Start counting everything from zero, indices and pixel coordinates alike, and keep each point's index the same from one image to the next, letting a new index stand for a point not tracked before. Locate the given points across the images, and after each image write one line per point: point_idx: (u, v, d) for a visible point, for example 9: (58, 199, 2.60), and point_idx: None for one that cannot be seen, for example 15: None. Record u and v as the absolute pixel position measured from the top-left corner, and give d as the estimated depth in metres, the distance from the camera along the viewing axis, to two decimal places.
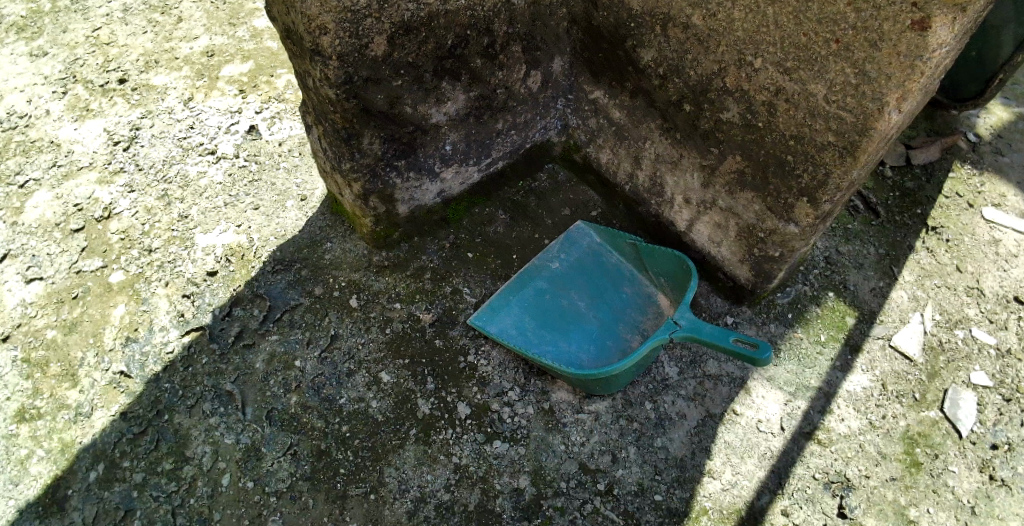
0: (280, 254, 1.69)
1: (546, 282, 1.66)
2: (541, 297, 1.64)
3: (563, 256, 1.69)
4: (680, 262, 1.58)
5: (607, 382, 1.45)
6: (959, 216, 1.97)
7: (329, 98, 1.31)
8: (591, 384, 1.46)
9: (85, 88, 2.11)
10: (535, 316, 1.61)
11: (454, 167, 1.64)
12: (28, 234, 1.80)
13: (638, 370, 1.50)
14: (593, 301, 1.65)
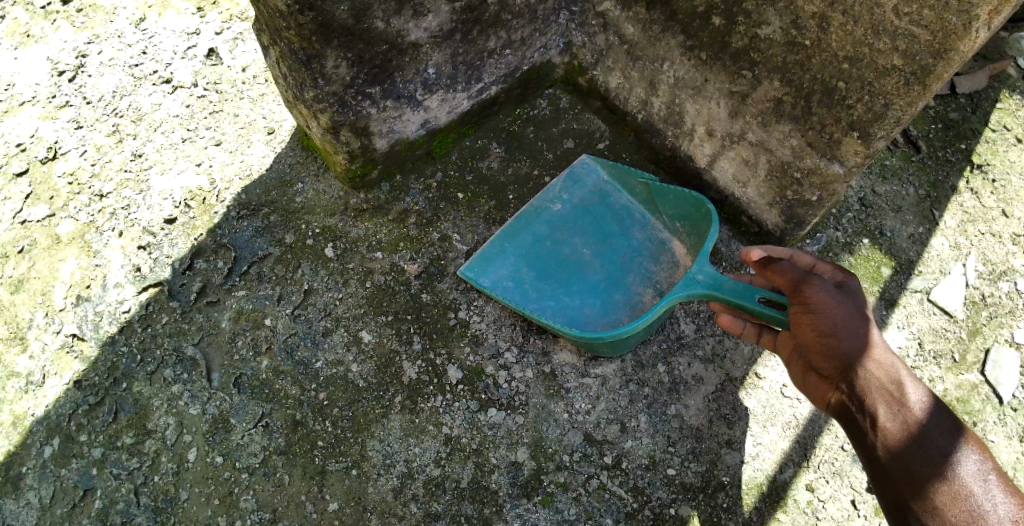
0: (246, 197, 1.50)
1: (545, 227, 1.46)
2: (540, 244, 1.45)
3: (565, 196, 1.49)
4: (700, 205, 1.38)
5: (616, 344, 1.29)
6: (1008, 152, 1.77)
7: (279, 10, 1.09)
8: (596, 346, 1.30)
9: (25, 10, 1.87)
10: (533, 266, 1.42)
11: (440, 95, 1.42)
12: None
13: (649, 328, 1.32)
14: (598, 247, 1.46)
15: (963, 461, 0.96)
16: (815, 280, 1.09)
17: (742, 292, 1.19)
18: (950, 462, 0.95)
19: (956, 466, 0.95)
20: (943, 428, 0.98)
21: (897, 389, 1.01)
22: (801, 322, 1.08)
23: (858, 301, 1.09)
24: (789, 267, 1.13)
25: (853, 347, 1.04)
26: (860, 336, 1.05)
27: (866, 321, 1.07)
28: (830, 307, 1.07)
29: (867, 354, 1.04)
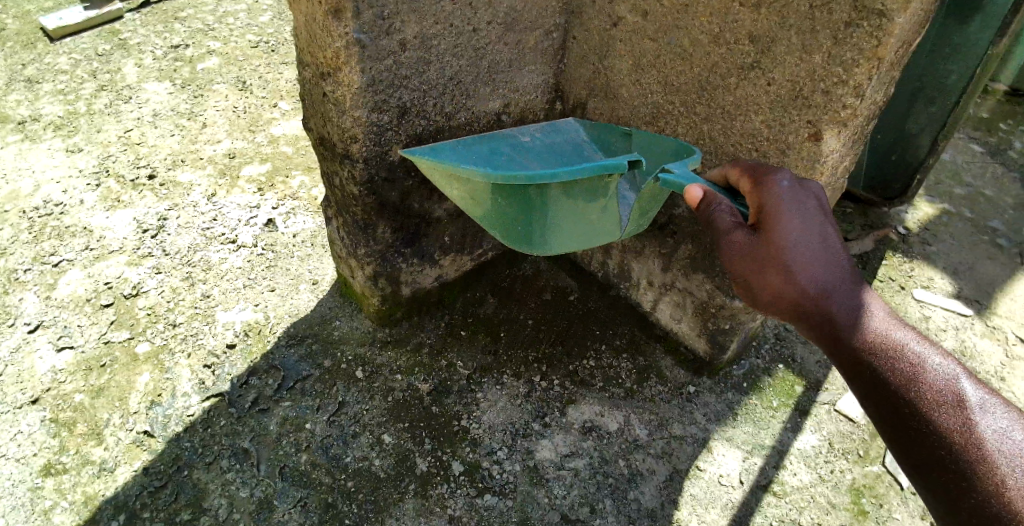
0: (294, 330, 1.91)
1: (509, 147, 1.64)
2: (498, 154, 1.60)
3: (537, 137, 1.71)
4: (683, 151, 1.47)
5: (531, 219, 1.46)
6: (893, 297, 2.27)
7: (353, 193, 1.56)
8: (513, 212, 1.46)
9: (117, 181, 2.46)
10: (481, 160, 1.54)
11: (452, 256, 1.89)
12: (61, 308, 2.02)
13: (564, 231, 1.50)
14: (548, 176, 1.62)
15: (938, 389, 0.95)
16: (735, 235, 1.16)
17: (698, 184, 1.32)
18: (922, 397, 0.96)
19: (931, 399, 0.95)
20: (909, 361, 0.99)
21: (860, 326, 1.02)
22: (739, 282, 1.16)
23: (798, 229, 1.12)
24: (715, 214, 1.22)
25: (795, 293, 1.08)
26: (800, 278, 1.08)
27: (811, 254, 1.09)
28: (754, 259, 1.13)
29: (814, 295, 1.06)
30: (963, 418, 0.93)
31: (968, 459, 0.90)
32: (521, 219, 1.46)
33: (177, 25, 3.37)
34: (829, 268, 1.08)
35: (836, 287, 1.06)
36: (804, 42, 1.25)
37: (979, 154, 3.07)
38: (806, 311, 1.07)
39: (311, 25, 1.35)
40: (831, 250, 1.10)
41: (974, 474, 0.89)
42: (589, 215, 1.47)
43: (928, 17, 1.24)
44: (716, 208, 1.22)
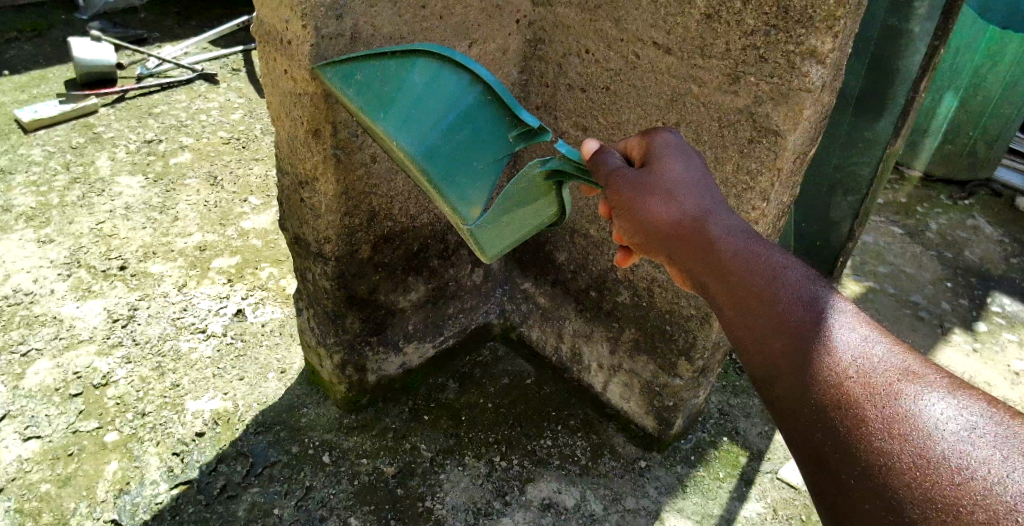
0: (263, 418, 1.98)
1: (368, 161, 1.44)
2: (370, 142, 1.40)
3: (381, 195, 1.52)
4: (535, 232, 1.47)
5: (420, 109, 1.28)
6: None
7: (325, 287, 1.69)
8: (405, 93, 1.28)
9: (88, 272, 2.54)
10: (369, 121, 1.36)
11: (415, 344, 2.01)
12: (28, 397, 2.06)
13: (432, 147, 1.29)
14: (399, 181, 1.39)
15: (794, 292, 0.88)
16: (613, 172, 1.15)
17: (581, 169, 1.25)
18: (779, 298, 0.89)
19: (787, 299, 0.88)
20: (771, 269, 0.92)
21: (724, 241, 0.99)
22: (620, 219, 1.14)
23: (676, 167, 1.12)
24: (597, 162, 1.18)
25: (666, 221, 1.07)
26: (670, 204, 1.07)
27: (683, 185, 1.09)
28: (630, 188, 1.11)
29: (683, 219, 1.05)
30: (823, 316, 0.83)
31: (820, 355, 0.80)
32: (409, 99, 1.28)
33: (151, 120, 3.53)
34: (700, 200, 1.07)
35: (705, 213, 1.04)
36: (716, 154, 1.46)
37: (899, 235, 3.36)
38: (677, 238, 1.05)
39: (292, 141, 1.50)
40: (704, 183, 1.09)
41: (823, 368, 0.79)
42: (467, 153, 1.31)
43: (817, 133, 1.46)
44: (604, 157, 1.18)
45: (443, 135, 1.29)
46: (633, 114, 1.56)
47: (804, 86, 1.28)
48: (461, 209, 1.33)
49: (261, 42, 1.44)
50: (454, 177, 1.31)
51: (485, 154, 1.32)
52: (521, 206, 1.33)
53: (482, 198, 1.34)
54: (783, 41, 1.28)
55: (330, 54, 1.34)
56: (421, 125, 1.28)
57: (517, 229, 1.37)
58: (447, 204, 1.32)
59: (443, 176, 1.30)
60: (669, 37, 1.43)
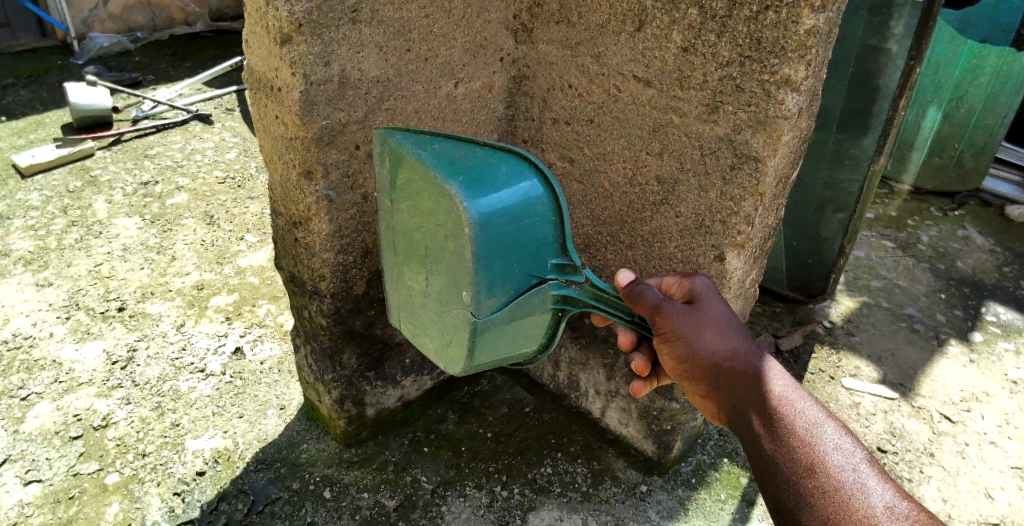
0: (263, 455, 1.99)
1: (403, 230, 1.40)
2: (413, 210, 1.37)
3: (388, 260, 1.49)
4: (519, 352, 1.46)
5: (495, 191, 1.29)
6: (824, 386, 2.48)
7: (321, 324, 1.71)
8: (488, 175, 1.30)
9: (87, 314, 2.56)
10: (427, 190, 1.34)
11: (413, 376, 2.03)
12: (28, 441, 2.06)
13: (489, 227, 1.27)
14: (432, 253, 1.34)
15: (832, 447, 1.08)
16: (666, 305, 1.28)
17: (594, 301, 1.36)
18: (818, 451, 1.08)
19: (825, 454, 1.07)
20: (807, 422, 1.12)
21: (768, 391, 1.18)
22: (668, 348, 1.28)
23: (719, 311, 1.30)
24: (644, 291, 1.30)
25: (715, 361, 1.24)
26: (708, 345, 1.25)
27: (719, 329, 1.27)
28: (685, 325, 1.26)
29: (728, 362, 1.23)
30: (848, 471, 1.05)
31: (851, 505, 1.01)
32: (489, 179, 1.29)
33: (147, 162, 3.58)
34: (732, 344, 1.25)
35: (746, 360, 1.23)
36: (700, 182, 1.49)
37: (890, 249, 3.38)
38: (722, 377, 1.23)
39: (284, 183, 1.53)
40: (742, 330, 1.28)
41: (858, 520, 0.99)
42: (515, 249, 1.30)
43: (797, 157, 1.50)
44: (651, 289, 1.31)
45: (505, 221, 1.28)
46: (617, 145, 1.60)
47: (779, 113, 1.32)
48: (481, 293, 1.29)
49: (253, 89, 1.47)
50: (493, 261, 1.28)
51: (525, 260, 1.32)
52: (524, 320, 1.36)
53: (501, 292, 1.31)
54: (758, 71, 1.32)
55: (318, 99, 1.37)
56: (491, 204, 1.27)
57: (508, 341, 1.37)
58: (474, 282, 1.28)
59: (487, 256, 1.27)
60: (648, 70, 1.47)
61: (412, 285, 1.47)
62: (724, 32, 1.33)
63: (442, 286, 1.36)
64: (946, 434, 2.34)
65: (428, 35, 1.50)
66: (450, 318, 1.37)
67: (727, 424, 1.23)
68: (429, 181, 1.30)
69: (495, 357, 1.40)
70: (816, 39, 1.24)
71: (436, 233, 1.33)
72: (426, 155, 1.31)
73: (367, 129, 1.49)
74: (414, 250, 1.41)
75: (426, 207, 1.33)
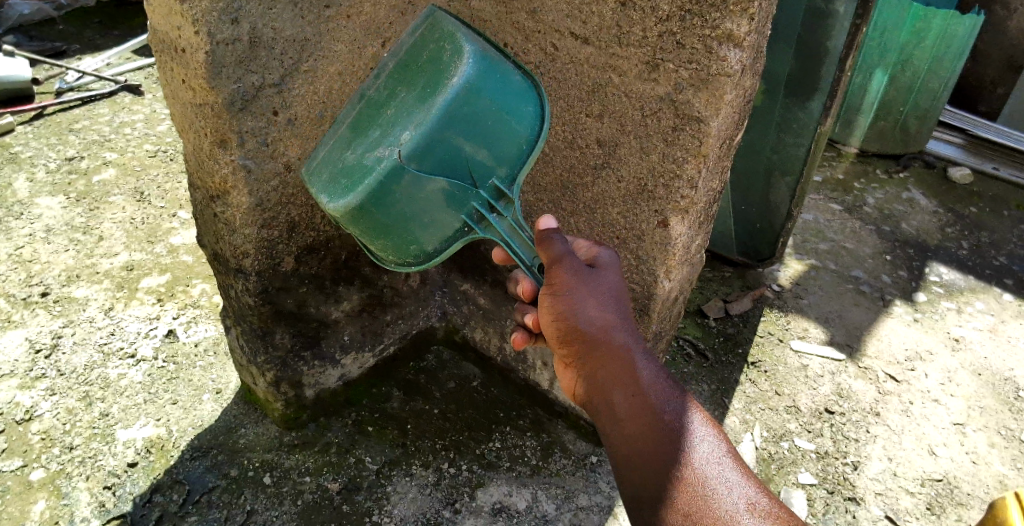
0: (198, 442, 1.89)
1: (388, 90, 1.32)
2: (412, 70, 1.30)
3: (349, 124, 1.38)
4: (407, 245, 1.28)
5: (501, 82, 1.22)
6: (773, 350, 2.49)
7: (249, 304, 1.61)
8: (505, 71, 1.24)
9: (7, 301, 2.40)
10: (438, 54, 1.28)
11: (353, 354, 1.96)
12: None
13: (475, 99, 1.18)
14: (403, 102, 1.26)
15: (696, 441, 1.04)
16: (566, 259, 1.17)
17: (507, 235, 1.24)
18: (681, 444, 1.04)
19: (688, 447, 1.04)
20: (674, 413, 1.08)
21: (635, 377, 1.11)
22: (549, 306, 1.18)
23: (613, 281, 1.19)
24: (552, 239, 1.21)
25: (591, 334, 1.15)
26: (588, 314, 1.15)
27: (604, 298, 1.16)
28: (575, 285, 1.16)
29: (603, 336, 1.14)
30: (709, 467, 1.01)
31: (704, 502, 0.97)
32: (505, 70, 1.22)
33: (71, 136, 3.36)
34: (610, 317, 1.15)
35: (625, 338, 1.14)
36: (642, 144, 1.43)
37: (838, 211, 3.41)
38: (598, 350, 1.14)
39: (198, 153, 1.42)
40: (626, 303, 1.18)
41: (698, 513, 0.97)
42: (477, 136, 1.20)
43: (741, 117, 1.45)
44: (560, 240, 1.20)
45: (490, 106, 1.20)
46: (555, 107, 1.53)
47: (722, 70, 1.27)
48: (421, 138, 1.17)
49: (156, 51, 1.35)
50: (455, 124, 1.18)
51: (475, 153, 1.21)
52: (432, 205, 1.22)
53: (437, 157, 1.19)
54: (699, 26, 1.26)
55: (227, 60, 1.27)
56: (491, 84, 1.19)
57: (403, 213, 1.22)
58: (425, 123, 1.17)
59: (453, 112, 1.17)
60: (586, 27, 1.39)
61: (348, 133, 1.35)
62: None
63: (385, 129, 1.25)
64: (891, 393, 2.37)
65: None
66: (368, 156, 1.24)
67: (588, 397, 1.16)
68: (448, 38, 1.24)
69: (379, 218, 1.23)
70: None
71: (419, 86, 1.25)
72: (461, 21, 1.25)
73: (284, 93, 1.38)
74: (381, 102, 1.32)
75: (429, 62, 1.27)
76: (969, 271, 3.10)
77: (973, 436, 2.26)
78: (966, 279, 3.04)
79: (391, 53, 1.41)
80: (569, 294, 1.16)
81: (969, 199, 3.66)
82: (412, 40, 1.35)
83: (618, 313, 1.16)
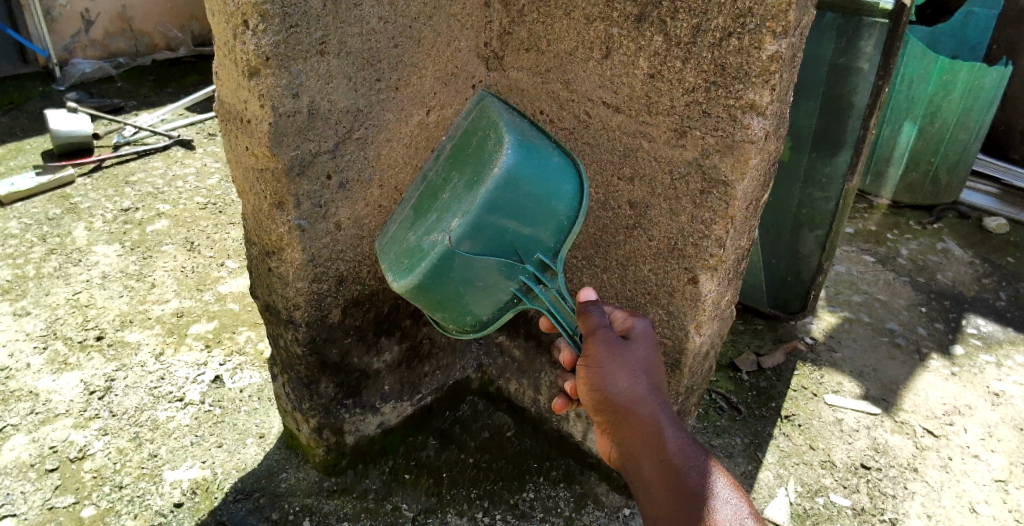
0: (241, 485, 1.96)
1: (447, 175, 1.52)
2: (466, 157, 1.49)
3: (415, 203, 1.58)
4: (464, 316, 1.43)
5: (539, 167, 1.36)
6: (807, 403, 2.49)
7: (297, 353, 1.70)
8: (544, 155, 1.38)
9: (64, 343, 2.54)
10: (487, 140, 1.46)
11: (392, 403, 2.02)
12: (3, 474, 2.03)
13: (515, 185, 1.33)
14: (456, 190, 1.43)
15: (719, 505, 1.08)
16: (599, 332, 1.25)
17: (551, 306, 1.36)
18: (701, 506, 1.08)
19: (709, 512, 1.07)
20: (698, 475, 1.12)
21: (661, 442, 1.16)
22: (584, 376, 1.26)
23: (644, 350, 1.27)
24: (589, 312, 1.29)
25: (622, 402, 1.21)
26: (619, 383, 1.22)
27: (634, 368, 1.23)
28: (607, 357, 1.24)
29: (632, 403, 1.20)
30: None
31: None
32: (543, 155, 1.37)
33: (128, 188, 3.56)
34: (640, 386, 1.21)
35: (653, 405, 1.20)
36: (671, 207, 1.50)
37: (871, 263, 3.41)
38: (626, 417, 1.20)
39: (256, 214, 1.54)
40: (655, 372, 1.24)
41: None
42: (520, 218, 1.35)
43: (767, 180, 1.51)
44: (597, 312, 1.29)
45: (530, 190, 1.34)
46: (588, 170, 1.62)
47: (746, 137, 1.34)
48: (469, 223, 1.32)
49: (223, 120, 1.48)
50: (499, 210, 1.33)
51: (518, 232, 1.35)
52: (484, 281, 1.36)
53: (485, 239, 1.34)
54: (723, 96, 1.33)
55: (288, 130, 1.38)
56: (529, 171, 1.34)
57: (456, 289, 1.36)
58: (471, 211, 1.33)
59: (496, 200, 1.32)
60: (617, 96, 1.48)
61: (412, 215, 1.54)
62: (689, 59, 1.34)
63: (440, 214, 1.42)
64: (929, 448, 2.35)
65: (398, 65, 1.51)
66: (425, 240, 1.40)
67: (623, 462, 1.22)
68: (493, 130, 1.42)
69: (435, 294, 1.38)
70: (779, 64, 1.25)
71: (468, 175, 1.41)
72: (506, 116, 1.42)
73: (338, 158, 1.49)
74: (440, 189, 1.51)
75: (477, 152, 1.45)
76: (1008, 323, 3.06)
77: (1016, 494, 2.22)
78: (1005, 331, 3.00)
79: (450, 138, 1.63)
80: (600, 365, 1.23)
81: (1006, 250, 3.62)
82: (466, 129, 1.55)
83: (647, 381, 1.22)
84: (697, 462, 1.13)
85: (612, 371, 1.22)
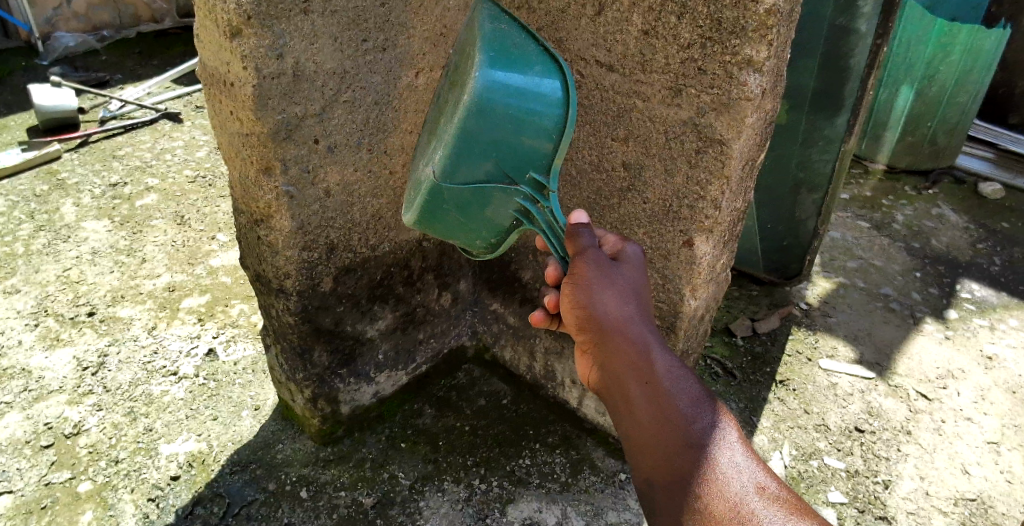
0: (238, 456, 1.96)
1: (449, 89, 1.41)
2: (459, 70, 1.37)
3: (430, 121, 1.49)
4: (476, 243, 1.40)
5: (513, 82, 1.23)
6: (802, 368, 2.49)
7: (289, 322, 1.69)
8: (520, 65, 1.24)
9: (56, 320, 2.51)
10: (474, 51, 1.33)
11: (387, 372, 2.01)
12: None
13: (489, 109, 1.23)
14: (445, 117, 1.35)
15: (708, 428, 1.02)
16: (589, 252, 1.19)
17: (547, 227, 1.28)
18: (690, 429, 1.02)
19: (699, 434, 1.01)
20: (688, 399, 1.06)
21: (649, 363, 1.09)
22: (569, 294, 1.19)
23: (634, 274, 1.20)
24: (580, 234, 1.23)
25: (608, 321, 1.14)
26: (608, 304, 1.15)
27: (624, 290, 1.16)
28: (596, 277, 1.17)
29: (619, 324, 1.13)
30: (720, 454, 0.99)
31: (713, 494, 0.95)
32: (518, 67, 1.23)
33: (115, 163, 3.51)
34: (629, 308, 1.15)
35: (642, 328, 1.13)
36: (666, 167, 1.48)
37: (866, 229, 3.40)
38: (612, 337, 1.13)
39: (244, 181, 1.51)
40: (644, 297, 1.18)
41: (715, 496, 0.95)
42: (501, 143, 1.25)
43: (763, 139, 1.49)
44: (588, 235, 1.23)
45: (505, 111, 1.23)
46: (582, 132, 1.59)
47: (743, 95, 1.31)
48: (448, 160, 1.26)
49: (207, 85, 1.44)
50: (476, 140, 1.25)
51: (503, 158, 1.27)
52: (480, 211, 1.31)
53: (470, 172, 1.28)
54: (719, 52, 1.30)
55: (273, 93, 1.35)
56: (500, 90, 1.22)
57: (455, 221, 1.33)
58: (449, 145, 1.26)
59: (470, 129, 1.24)
60: (610, 54, 1.45)
61: (425, 139, 1.47)
62: (684, 14, 1.31)
63: (434, 144, 1.36)
64: (922, 411, 2.36)
65: (385, 24, 1.47)
66: (423, 173, 1.36)
67: (603, 386, 1.14)
68: (472, 43, 1.29)
69: (439, 227, 1.36)
70: (777, 18, 1.22)
71: (452, 99, 1.32)
72: (486, 19, 1.27)
73: (325, 123, 1.46)
74: (442, 108, 1.41)
75: (462, 67, 1.33)
76: (1002, 287, 3.07)
77: (1008, 455, 2.24)
78: (999, 296, 3.00)
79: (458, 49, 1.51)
80: (589, 285, 1.16)
81: (1001, 215, 3.62)
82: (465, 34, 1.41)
83: (635, 305, 1.16)
84: (686, 386, 1.07)
85: (601, 291, 1.15)
